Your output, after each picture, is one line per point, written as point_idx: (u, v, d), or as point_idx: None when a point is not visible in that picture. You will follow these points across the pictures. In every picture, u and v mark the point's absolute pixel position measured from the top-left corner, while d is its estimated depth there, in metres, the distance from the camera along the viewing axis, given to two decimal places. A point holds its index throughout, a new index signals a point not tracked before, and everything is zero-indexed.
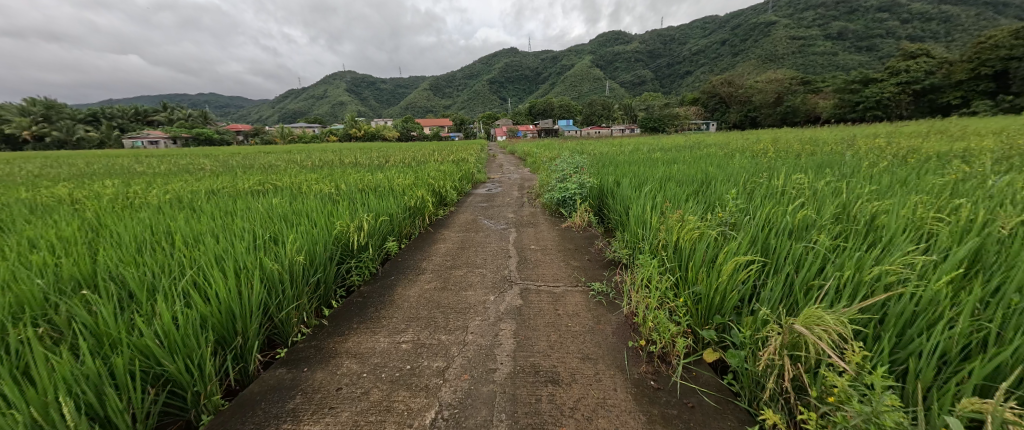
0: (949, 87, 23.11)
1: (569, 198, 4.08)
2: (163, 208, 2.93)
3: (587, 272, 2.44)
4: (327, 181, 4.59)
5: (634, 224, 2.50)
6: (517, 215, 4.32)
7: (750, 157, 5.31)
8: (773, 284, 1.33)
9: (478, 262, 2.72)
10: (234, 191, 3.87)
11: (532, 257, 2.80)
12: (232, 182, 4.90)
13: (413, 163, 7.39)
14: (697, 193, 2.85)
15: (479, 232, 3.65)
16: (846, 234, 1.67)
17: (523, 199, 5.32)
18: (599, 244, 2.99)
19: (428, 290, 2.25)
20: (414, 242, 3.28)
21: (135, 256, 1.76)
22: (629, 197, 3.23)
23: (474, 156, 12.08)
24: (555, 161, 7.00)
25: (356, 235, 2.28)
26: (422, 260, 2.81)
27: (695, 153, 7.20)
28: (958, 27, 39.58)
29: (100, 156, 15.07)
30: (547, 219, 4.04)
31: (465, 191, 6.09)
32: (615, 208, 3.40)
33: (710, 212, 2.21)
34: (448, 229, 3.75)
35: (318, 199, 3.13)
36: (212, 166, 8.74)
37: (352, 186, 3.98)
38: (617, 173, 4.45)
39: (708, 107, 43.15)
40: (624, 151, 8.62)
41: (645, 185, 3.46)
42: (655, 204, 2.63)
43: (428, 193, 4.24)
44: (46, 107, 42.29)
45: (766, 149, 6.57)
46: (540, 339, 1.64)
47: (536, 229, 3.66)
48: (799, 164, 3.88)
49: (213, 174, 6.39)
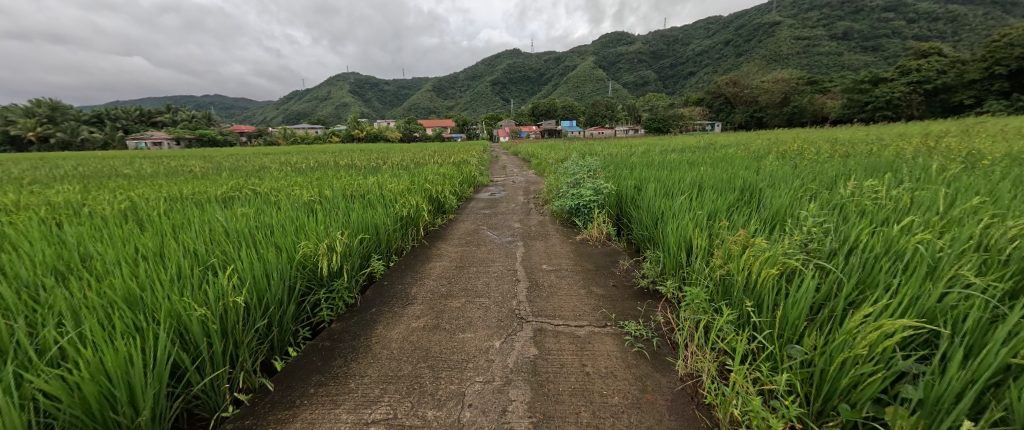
0: (962, 86, 22.36)
1: (583, 206, 3.60)
2: (106, 221, 2.47)
3: (617, 304, 1.95)
4: (312, 186, 4.16)
5: (673, 245, 2.01)
6: (523, 225, 3.84)
7: (779, 159, 4.80)
8: (950, 367, 0.84)
9: (478, 288, 2.23)
10: (205, 198, 3.43)
11: (544, 282, 2.31)
12: (210, 186, 4.46)
13: (412, 165, 6.96)
14: (745, 204, 2.36)
15: (481, 246, 3.16)
16: (1008, 276, 1.17)
17: (530, 206, 4.83)
18: (625, 265, 2.50)
19: (416, 330, 1.76)
20: (404, 260, 2.81)
21: (18, 296, 1.31)
22: (657, 207, 2.74)
23: (477, 158, 11.64)
24: (563, 164, 6.53)
25: (326, 259, 1.81)
26: (412, 284, 2.34)
27: (714, 154, 6.66)
28: (968, 27, 38.72)
29: (97, 157, 15.04)
30: (558, 230, 3.56)
31: (466, 196, 5.62)
32: (640, 220, 2.92)
33: (780, 230, 1.72)
34: (446, 242, 3.28)
35: (289, 209, 2.66)
36: (202, 168, 8.38)
37: (335, 192, 3.52)
38: (636, 178, 3.98)
39: (714, 107, 42.50)
40: (635, 153, 8.10)
41: (673, 192, 2.98)
42: (699, 220, 2.13)
43: (423, 200, 3.77)
44: (52, 108, 42.60)
45: (793, 150, 6.03)
46: (566, 422, 1.15)
47: (546, 243, 3.17)
48: (848, 169, 3.37)
49: (196, 177, 6.00)
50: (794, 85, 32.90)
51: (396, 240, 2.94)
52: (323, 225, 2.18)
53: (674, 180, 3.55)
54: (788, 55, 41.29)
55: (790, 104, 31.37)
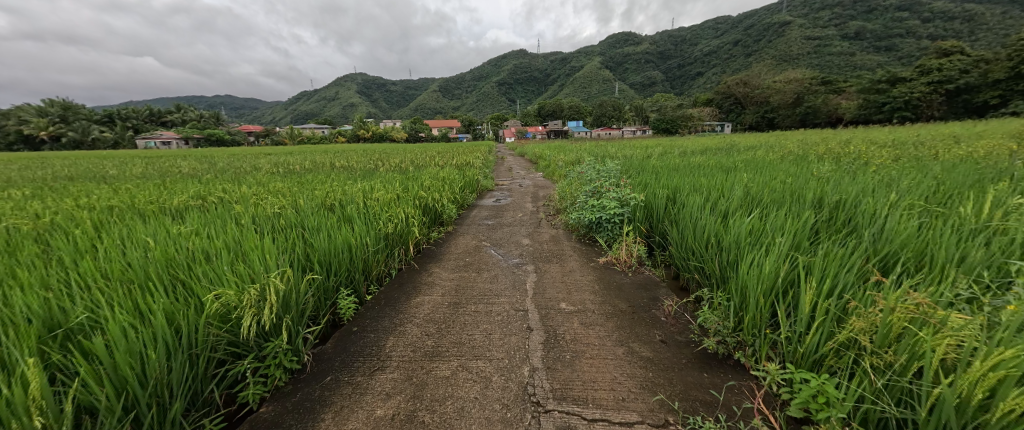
0: (985, 86, 21.20)
1: (606, 221, 2.97)
2: (10, 241, 1.99)
3: (673, 378, 1.34)
4: (290, 193, 3.62)
5: (755, 292, 1.40)
6: (533, 242, 3.22)
7: (829, 163, 4.14)
8: None
9: (477, 342, 1.63)
10: (157, 208, 2.90)
11: (564, 333, 1.70)
12: (178, 191, 3.97)
13: (410, 168, 6.44)
14: (838, 233, 1.75)
15: (482, 271, 2.55)
16: None
17: (539, 216, 4.21)
18: (671, 307, 1.89)
19: (382, 423, 1.17)
20: (386, 293, 2.22)
21: None
22: (711, 231, 2.13)
23: (481, 159, 11.15)
24: (576, 167, 5.92)
25: (253, 313, 1.22)
26: (389, 332, 1.76)
27: (743, 157, 5.99)
28: (987, 26, 37.41)
29: (100, 157, 14.98)
30: (576, 249, 2.97)
31: (468, 203, 5.08)
32: (687, 245, 2.30)
33: (947, 284, 1.09)
34: (438, 265, 2.70)
35: (244, 230, 2.13)
36: (192, 169, 7.97)
37: (312, 203, 2.98)
38: (667, 186, 3.38)
39: (724, 108, 41.57)
40: (651, 155, 7.46)
41: (725, 208, 2.37)
42: (789, 257, 1.50)
43: (414, 211, 3.18)
44: (64, 108, 43.27)
45: (834, 154, 5.33)
46: None
47: (563, 269, 2.56)
48: (937, 180, 2.70)
49: (172, 180, 5.54)
50: (808, 84, 31.84)
51: (374, 264, 2.36)
52: (271, 258, 1.62)
53: (718, 191, 2.93)
54: (802, 54, 40.20)
55: (803, 104, 30.40)
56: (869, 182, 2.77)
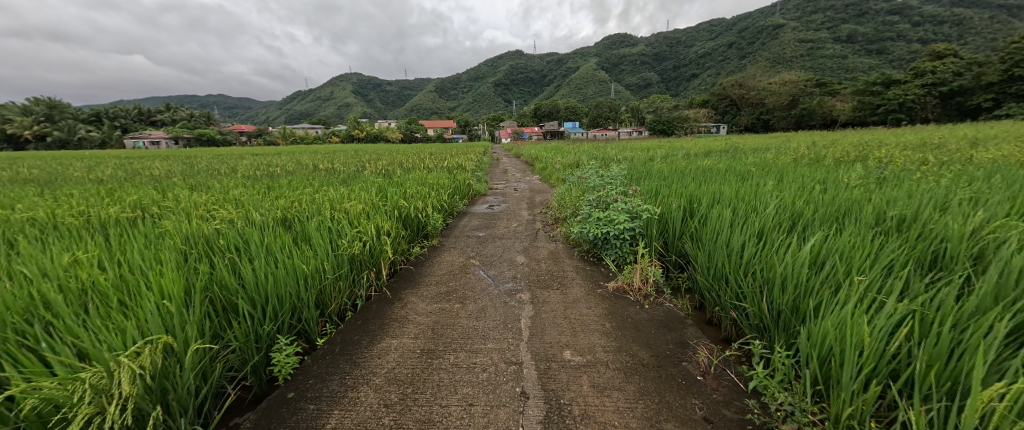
0: (980, 89, 20.74)
1: (613, 236, 2.55)
2: None
3: None
4: (250, 202, 3.16)
5: (852, 365, 0.96)
6: (529, 261, 2.78)
7: (853, 168, 3.76)
8: None
9: (447, 423, 1.19)
10: (77, 221, 2.42)
11: (569, 406, 1.25)
12: (124, 198, 3.50)
13: (398, 171, 6.00)
14: (930, 272, 1.33)
15: (466, 301, 2.10)
16: None
17: (536, 226, 3.79)
18: (706, 358, 1.46)
19: None
20: (345, 334, 1.77)
21: None
22: (752, 258, 1.71)
23: (475, 161, 10.76)
24: (575, 171, 5.51)
25: (79, 419, 0.76)
26: (333, 405, 1.29)
27: (753, 161, 5.56)
28: (974, 30, 37.88)
29: (79, 158, 14.36)
30: (579, 270, 2.54)
31: (459, 210, 4.66)
32: (720, 272, 1.90)
33: None
34: (413, 292, 2.24)
35: (153, 257, 1.66)
36: (166, 172, 7.47)
37: (266, 217, 2.51)
38: (682, 195, 2.96)
39: (719, 109, 41.57)
40: (653, 157, 7.06)
41: (763, 223, 1.96)
42: (887, 308, 1.08)
43: (390, 223, 2.73)
44: (49, 106, 42.19)
45: (852, 158, 4.91)
46: None
47: (565, 297, 2.13)
48: (1000, 189, 2.30)
49: (132, 184, 5.03)
50: (803, 86, 31.82)
51: (332, 293, 1.91)
52: (157, 317, 1.16)
53: (742, 201, 2.54)
54: (797, 55, 40.21)
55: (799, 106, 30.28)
56: (912, 191, 2.39)
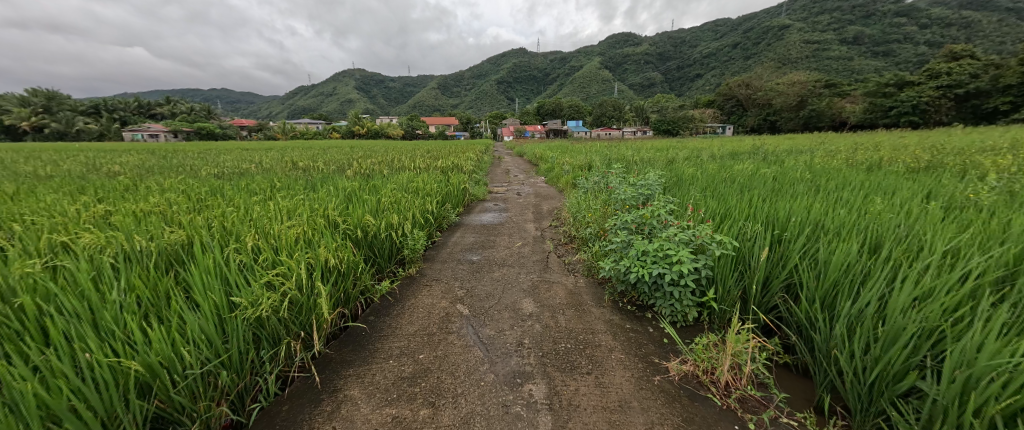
0: (998, 91, 19.38)
1: (669, 282, 1.71)
2: None
3: None
4: (157, 214, 2.35)
5: None
6: (540, 311, 1.91)
7: (964, 182, 2.84)
8: None
9: None
10: None
11: None
12: (15, 202, 2.74)
13: (382, 172, 5.19)
14: None
15: (439, 404, 1.24)
16: None
17: (546, 248, 2.95)
18: None
19: None
20: None
21: None
22: (991, 371, 0.88)
23: (476, 160, 10.02)
24: (590, 176, 4.64)
25: None
26: None
27: (801, 166, 4.67)
28: (986, 31, 36.75)
29: (67, 149, 13.95)
30: (614, 333, 1.69)
31: (451, 221, 3.84)
32: (895, 376, 1.05)
33: None
34: (354, 380, 1.37)
35: None
36: (131, 167, 6.78)
37: (146, 246, 1.63)
38: (752, 216, 2.13)
39: (725, 109, 40.65)
40: (674, 159, 6.21)
41: (947, 286, 1.15)
42: None
43: (342, 253, 1.90)
44: (47, 98, 41.76)
45: (925, 167, 4.01)
46: None
47: (603, 397, 1.27)
48: None
49: (61, 182, 4.27)
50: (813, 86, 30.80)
51: (199, 397, 1.08)
52: None
53: (851, 232, 1.74)
54: (806, 56, 39.25)
55: (807, 107, 29.26)
56: None
